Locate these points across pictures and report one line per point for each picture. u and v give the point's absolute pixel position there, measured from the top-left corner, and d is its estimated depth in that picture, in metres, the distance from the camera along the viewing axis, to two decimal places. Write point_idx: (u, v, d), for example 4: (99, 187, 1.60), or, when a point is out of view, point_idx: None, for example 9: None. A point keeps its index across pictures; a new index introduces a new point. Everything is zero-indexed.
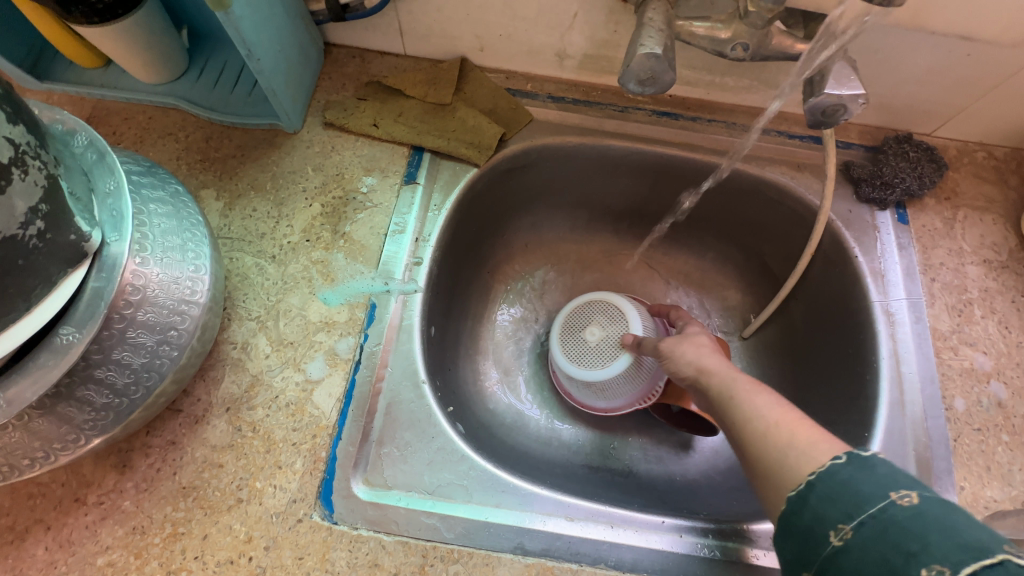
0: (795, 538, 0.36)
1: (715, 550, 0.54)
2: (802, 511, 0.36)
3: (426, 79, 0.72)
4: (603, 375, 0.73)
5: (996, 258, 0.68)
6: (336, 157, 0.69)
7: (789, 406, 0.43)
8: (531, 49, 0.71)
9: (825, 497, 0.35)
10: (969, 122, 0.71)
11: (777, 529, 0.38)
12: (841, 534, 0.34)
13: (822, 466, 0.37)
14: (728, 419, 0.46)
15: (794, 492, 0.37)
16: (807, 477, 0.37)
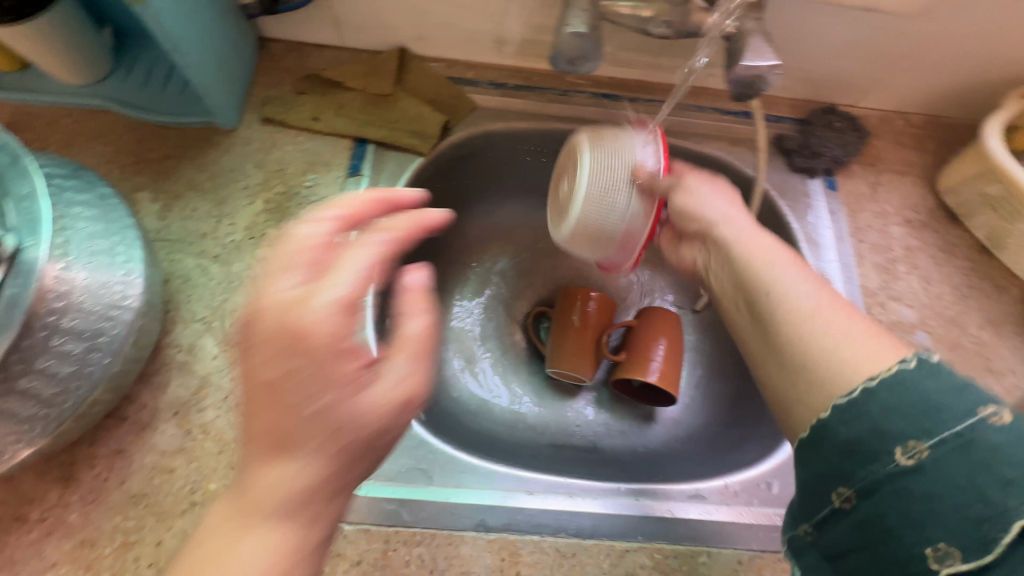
0: (841, 451, 0.36)
1: (668, 510, 0.56)
2: (857, 423, 0.35)
3: (366, 71, 0.71)
4: (584, 217, 0.57)
5: (917, 218, 0.73)
6: (278, 153, 0.68)
7: (820, 279, 0.47)
8: (470, 37, 0.72)
9: (890, 410, 0.35)
10: (887, 92, 0.75)
11: (811, 435, 0.38)
12: (914, 454, 0.34)
13: (885, 370, 0.36)
14: (755, 286, 0.49)
15: (847, 400, 0.37)
16: (863, 380, 0.37)
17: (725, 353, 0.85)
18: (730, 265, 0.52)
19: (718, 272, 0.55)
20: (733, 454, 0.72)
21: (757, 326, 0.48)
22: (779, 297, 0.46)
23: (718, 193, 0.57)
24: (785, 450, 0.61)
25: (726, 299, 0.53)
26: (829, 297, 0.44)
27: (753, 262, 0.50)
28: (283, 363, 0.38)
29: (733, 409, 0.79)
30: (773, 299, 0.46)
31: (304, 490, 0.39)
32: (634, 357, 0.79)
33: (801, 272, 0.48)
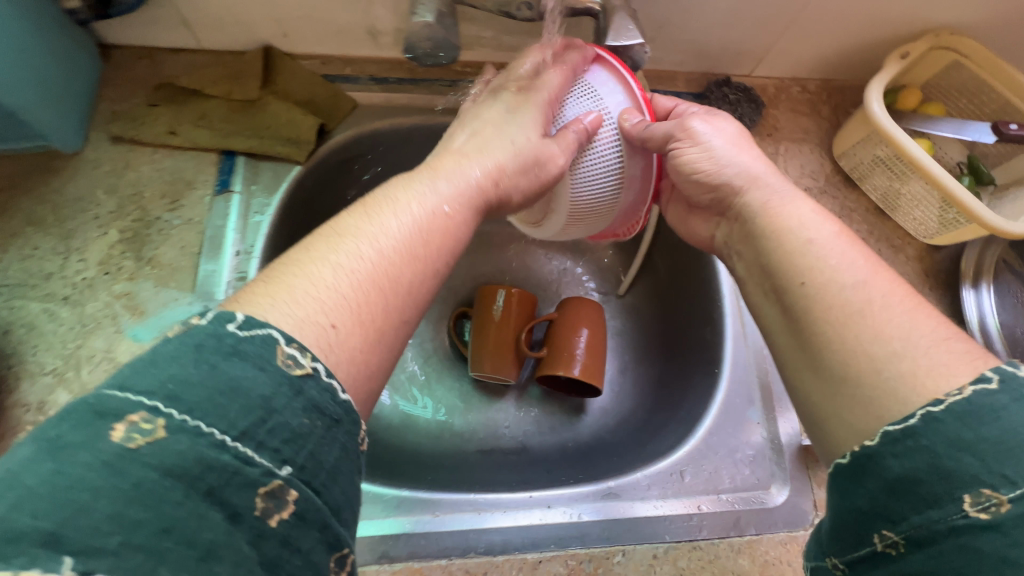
0: (888, 487, 0.30)
1: (571, 515, 0.54)
2: (915, 455, 0.30)
3: (227, 75, 0.65)
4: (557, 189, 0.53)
5: (816, 185, 0.73)
6: (132, 175, 0.61)
7: (877, 264, 0.40)
8: (338, 29, 0.65)
9: (958, 446, 0.29)
10: (780, 60, 0.74)
11: (852, 463, 0.33)
12: (987, 505, 0.27)
13: (956, 394, 0.30)
14: (794, 274, 0.42)
15: (900, 427, 0.31)
16: (924, 404, 0.31)
17: (648, 337, 0.80)
18: (761, 245, 0.46)
19: (740, 247, 0.50)
20: (651, 443, 0.66)
21: (788, 315, 0.42)
22: (819, 284, 0.40)
23: (737, 145, 0.51)
24: (696, 440, 0.61)
25: (749, 280, 0.48)
26: (883, 278, 0.39)
27: (785, 238, 0.44)
28: (500, 115, 0.49)
29: (658, 392, 0.74)
30: (810, 287, 0.41)
31: (444, 208, 0.43)
32: (554, 352, 0.75)
33: (846, 243, 0.42)
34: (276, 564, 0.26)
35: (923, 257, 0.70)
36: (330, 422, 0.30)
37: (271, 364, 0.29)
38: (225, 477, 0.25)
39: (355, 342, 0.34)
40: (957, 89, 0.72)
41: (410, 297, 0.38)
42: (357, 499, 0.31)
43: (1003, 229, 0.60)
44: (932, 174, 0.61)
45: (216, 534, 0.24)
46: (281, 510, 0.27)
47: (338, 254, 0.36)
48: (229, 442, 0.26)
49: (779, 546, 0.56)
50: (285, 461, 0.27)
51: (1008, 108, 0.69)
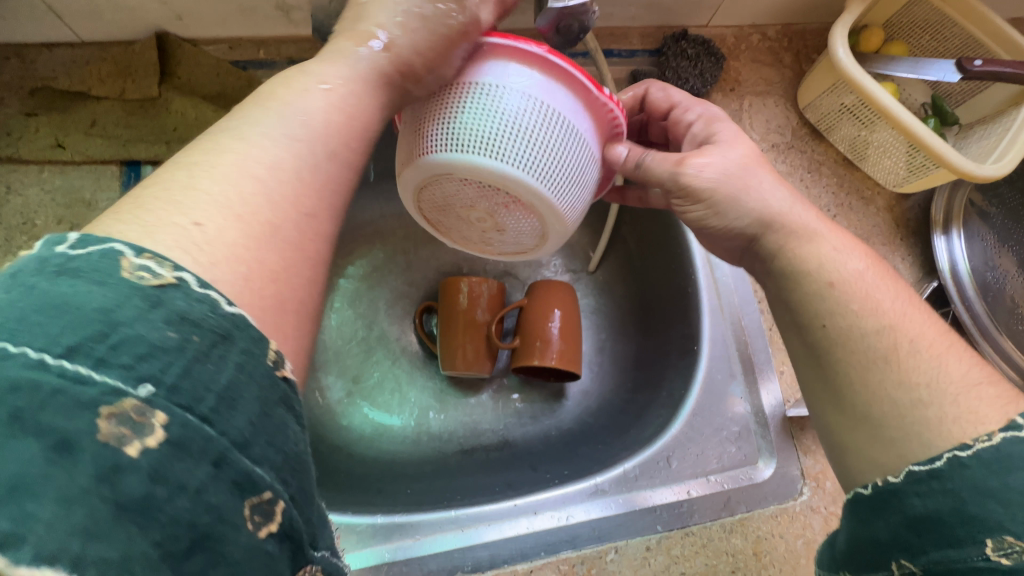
0: (908, 525, 0.28)
1: (559, 519, 0.54)
2: (937, 496, 0.28)
3: (116, 70, 0.56)
4: (486, 133, 0.37)
5: (782, 141, 0.69)
6: (17, 200, 0.53)
7: (905, 300, 0.36)
8: (243, 7, 0.56)
9: (984, 492, 0.26)
10: (738, 7, 0.69)
11: (876, 497, 0.31)
12: (1010, 552, 0.25)
13: (985, 440, 0.28)
14: (803, 315, 0.38)
15: (925, 468, 0.29)
16: (950, 447, 0.29)
17: (625, 312, 0.74)
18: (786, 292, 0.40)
19: (764, 280, 0.43)
20: (635, 427, 0.63)
21: (808, 357, 0.38)
22: (841, 329, 0.36)
23: (754, 181, 0.42)
24: (679, 425, 0.59)
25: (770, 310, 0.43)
26: (877, 284, 0.37)
27: (803, 284, 0.39)
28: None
29: (638, 370, 0.69)
30: (831, 331, 0.36)
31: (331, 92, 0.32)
32: (528, 340, 0.68)
33: (876, 279, 0.37)
34: (146, 510, 0.17)
35: (893, 207, 0.69)
36: (213, 337, 0.20)
37: (114, 277, 0.20)
38: (44, 400, 0.17)
39: (240, 243, 0.24)
40: (919, 26, 0.69)
41: (308, 188, 0.29)
42: (282, 434, 0.21)
43: (971, 172, 0.58)
44: (899, 120, 0.58)
45: (29, 465, 0.16)
46: (144, 436, 0.18)
47: (206, 155, 0.27)
48: (52, 361, 0.17)
49: (770, 520, 0.55)
50: (144, 379, 0.18)
51: (970, 42, 0.67)
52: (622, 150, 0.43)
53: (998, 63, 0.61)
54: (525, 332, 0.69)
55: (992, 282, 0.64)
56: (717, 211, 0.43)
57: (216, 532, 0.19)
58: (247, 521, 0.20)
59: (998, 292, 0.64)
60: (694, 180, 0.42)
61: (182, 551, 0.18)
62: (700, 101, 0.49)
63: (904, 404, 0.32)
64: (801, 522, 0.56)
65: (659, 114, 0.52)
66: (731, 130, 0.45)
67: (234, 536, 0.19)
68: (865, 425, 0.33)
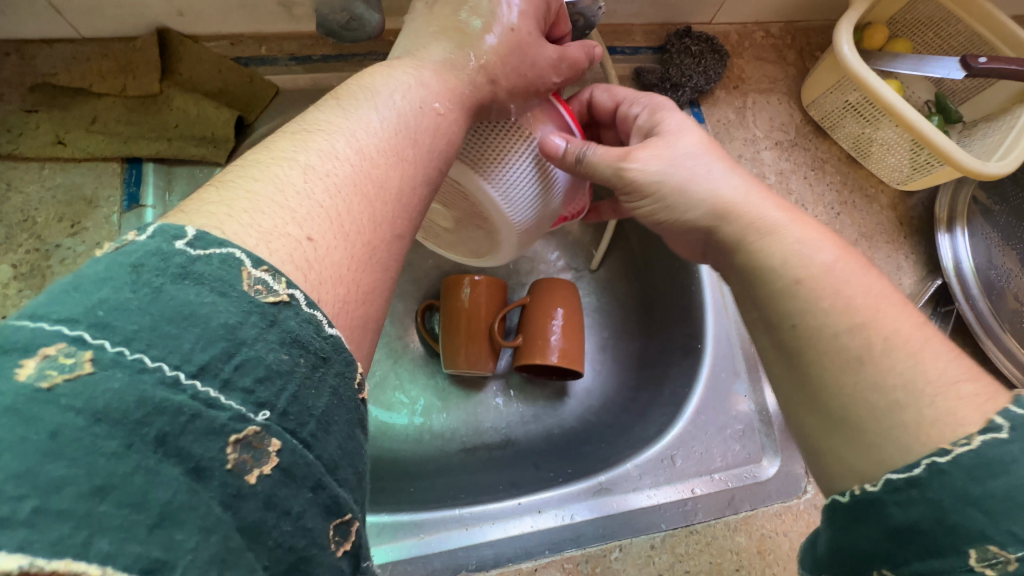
0: (890, 534, 0.28)
1: (561, 517, 0.54)
2: (918, 505, 0.27)
3: (117, 67, 0.55)
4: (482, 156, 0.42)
5: (786, 138, 0.69)
6: (18, 198, 0.53)
7: (882, 293, 0.36)
8: (245, 3, 0.56)
9: (966, 500, 0.25)
10: (742, 4, 0.68)
11: (854, 505, 0.30)
12: (994, 562, 0.25)
13: (964, 444, 0.27)
14: (775, 312, 0.38)
15: (903, 476, 0.28)
16: (929, 452, 0.28)
17: (627, 310, 0.74)
18: (751, 288, 0.40)
19: (728, 276, 0.43)
20: (638, 426, 0.63)
21: (783, 355, 0.38)
22: (811, 328, 0.35)
23: (704, 171, 0.43)
24: (685, 424, 0.59)
25: (738, 305, 0.43)
26: (849, 279, 0.36)
27: (769, 280, 0.38)
28: None
29: (640, 369, 0.69)
30: (801, 330, 0.36)
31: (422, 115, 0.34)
32: (531, 339, 0.67)
33: (848, 271, 0.37)
34: (258, 535, 0.18)
35: (896, 205, 0.69)
36: (316, 360, 0.22)
37: (234, 290, 0.21)
38: (182, 423, 0.17)
39: (342, 262, 0.25)
40: (923, 23, 0.69)
41: (397, 205, 0.30)
42: (357, 454, 0.23)
43: (978, 171, 0.58)
44: (907, 118, 0.58)
45: (175, 494, 0.17)
46: (262, 464, 0.19)
47: (302, 159, 0.27)
48: (185, 379, 0.18)
49: (774, 518, 0.55)
50: (262, 404, 0.19)
51: (975, 39, 0.66)
52: (560, 142, 0.43)
53: (1003, 61, 0.60)
54: (527, 331, 0.69)
55: (996, 280, 0.64)
56: (670, 205, 0.43)
57: (308, 555, 0.20)
58: (331, 542, 0.21)
59: (1001, 290, 0.64)
60: (637, 174, 0.43)
61: (282, 571, 0.19)
62: (643, 94, 0.50)
63: (880, 406, 0.31)
64: (805, 520, 0.56)
65: (605, 115, 0.52)
66: (676, 120, 0.45)
67: (323, 556, 0.20)
68: (843, 429, 0.33)
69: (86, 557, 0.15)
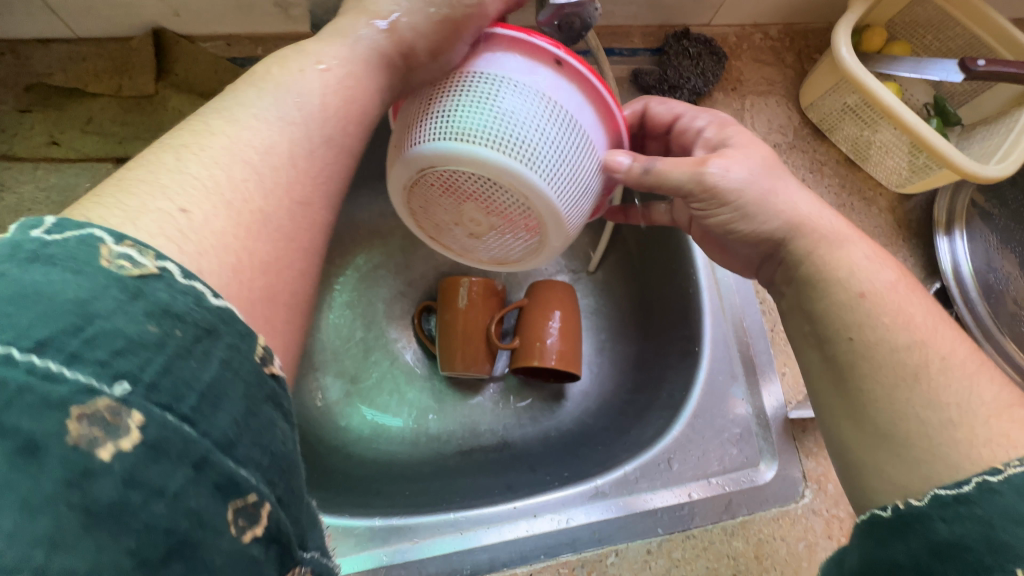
0: (930, 549, 0.27)
1: (558, 522, 0.53)
2: (964, 521, 0.26)
3: (112, 67, 0.55)
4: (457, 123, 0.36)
5: (784, 140, 0.69)
6: (12, 198, 0.53)
7: (936, 314, 0.35)
8: (241, 3, 0.55)
9: (1014, 518, 0.25)
10: (740, 7, 0.68)
11: (897, 520, 0.29)
12: None
13: (1018, 467, 0.27)
14: (824, 328, 0.38)
15: (952, 492, 0.28)
16: (980, 472, 0.28)
17: (625, 313, 0.74)
18: (809, 303, 0.39)
19: (784, 289, 0.43)
20: (635, 428, 0.63)
21: (830, 370, 0.37)
22: (868, 342, 0.35)
23: (778, 186, 0.41)
24: (681, 426, 0.59)
25: (788, 319, 0.42)
26: (911, 299, 0.36)
27: (832, 294, 0.38)
28: None
29: (637, 371, 0.69)
30: (859, 344, 0.35)
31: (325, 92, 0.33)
32: (528, 341, 0.67)
33: (909, 292, 0.37)
34: (119, 516, 0.18)
35: (895, 208, 0.68)
36: (197, 332, 0.21)
37: (92, 266, 0.20)
38: (11, 399, 0.17)
39: (226, 234, 0.26)
40: (921, 26, 0.68)
41: (294, 181, 0.30)
42: (268, 433, 0.22)
43: (977, 174, 0.58)
44: (904, 121, 0.57)
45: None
46: (116, 439, 0.18)
47: (216, 133, 0.29)
48: (21, 356, 0.17)
49: (771, 523, 0.55)
50: (119, 377, 0.19)
51: (973, 42, 0.66)
52: (624, 159, 0.40)
53: (1002, 63, 0.60)
54: (523, 333, 0.68)
55: (995, 283, 0.64)
56: (750, 219, 0.41)
57: (194, 539, 0.19)
58: (229, 525, 0.20)
59: (1002, 293, 0.64)
60: (717, 181, 0.41)
61: (158, 556, 0.18)
62: (703, 109, 0.48)
63: (933, 424, 0.31)
64: (803, 525, 0.55)
65: (660, 129, 0.51)
66: (744, 135, 0.44)
67: (212, 545, 0.19)
68: (887, 445, 0.33)
69: None
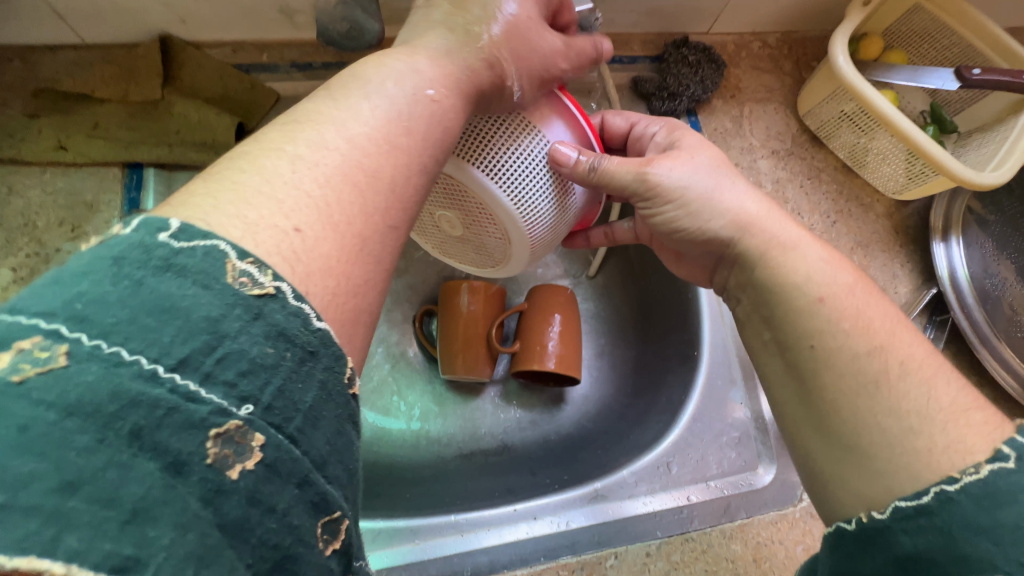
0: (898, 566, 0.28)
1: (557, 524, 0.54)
2: (927, 533, 0.28)
3: (120, 73, 0.56)
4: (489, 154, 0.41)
5: (783, 147, 0.70)
6: (19, 202, 0.53)
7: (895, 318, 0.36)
8: (247, 9, 0.56)
9: (974, 529, 0.26)
10: (739, 15, 0.69)
11: (862, 533, 0.31)
12: None
13: (971, 473, 0.28)
14: (791, 332, 0.38)
15: (912, 503, 0.29)
16: (938, 480, 0.29)
17: (625, 317, 0.74)
18: (768, 309, 0.40)
19: (739, 293, 0.44)
20: (635, 431, 0.63)
21: (794, 377, 0.38)
22: (830, 349, 0.35)
23: (723, 185, 0.42)
24: (680, 430, 0.59)
25: (747, 324, 0.43)
26: (869, 303, 0.37)
27: (791, 298, 0.38)
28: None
29: (637, 375, 0.70)
30: (820, 352, 0.36)
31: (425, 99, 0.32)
32: (529, 345, 0.68)
33: (867, 296, 0.37)
34: (241, 532, 0.18)
35: (893, 214, 0.69)
36: (304, 354, 0.21)
37: (218, 281, 0.20)
38: (157, 417, 0.17)
39: (331, 254, 0.24)
40: (917, 35, 0.69)
41: (395, 192, 0.29)
42: (348, 450, 0.22)
43: (974, 182, 0.58)
44: (903, 129, 0.58)
45: (148, 489, 0.16)
46: (244, 460, 0.18)
47: (296, 142, 0.26)
48: (164, 373, 0.18)
49: (770, 526, 0.55)
50: (244, 399, 0.19)
51: (969, 50, 0.67)
52: (572, 153, 0.42)
53: (997, 72, 0.61)
54: (523, 336, 0.69)
55: (991, 288, 0.64)
56: (693, 218, 0.42)
57: (294, 553, 0.19)
58: (319, 539, 0.20)
59: (997, 299, 0.64)
60: (661, 181, 0.42)
61: (266, 569, 0.18)
62: (657, 118, 0.50)
63: (894, 433, 0.32)
64: (801, 528, 0.56)
65: (617, 140, 0.53)
66: (693, 139, 0.46)
67: (310, 555, 0.20)
68: (851, 455, 0.33)
69: (50, 553, 0.14)
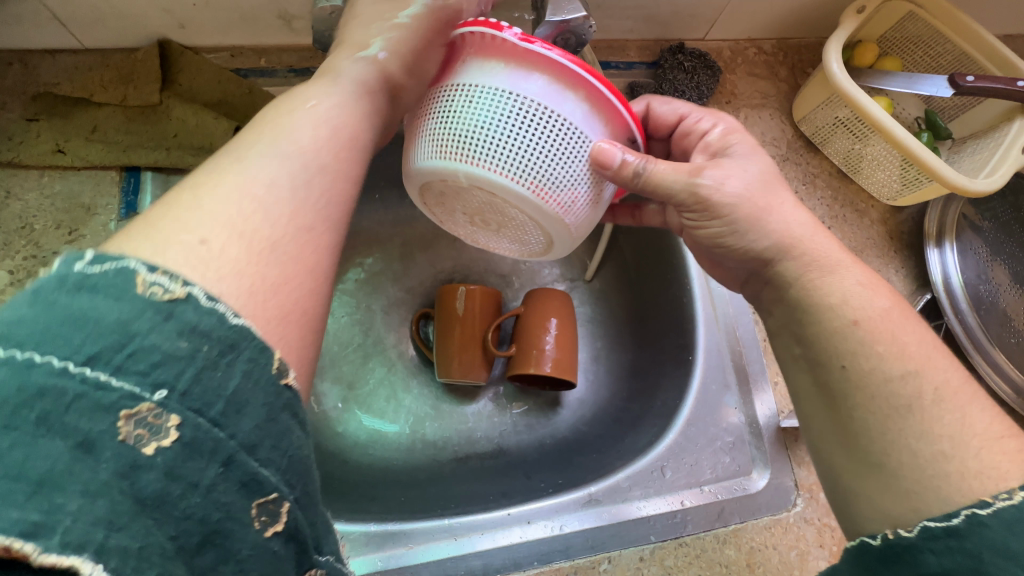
0: None
1: (552, 527, 0.54)
2: (954, 554, 0.27)
3: (119, 78, 0.56)
4: (465, 136, 0.36)
5: (777, 153, 0.70)
6: (17, 205, 0.53)
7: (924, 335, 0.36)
8: (245, 15, 0.57)
9: (1004, 553, 0.26)
10: (735, 22, 0.70)
11: (885, 550, 0.31)
12: None
13: (1006, 498, 0.28)
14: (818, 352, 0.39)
15: (941, 524, 0.29)
16: (970, 504, 0.29)
17: (622, 321, 0.74)
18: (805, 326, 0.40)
19: (772, 307, 0.44)
20: (630, 434, 0.63)
21: (824, 397, 0.38)
22: (861, 370, 0.36)
23: (773, 200, 0.42)
24: (673, 434, 0.59)
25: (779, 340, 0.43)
26: (904, 325, 0.37)
27: (824, 318, 0.39)
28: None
29: (632, 379, 0.70)
30: (851, 372, 0.36)
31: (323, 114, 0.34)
32: (524, 349, 0.68)
33: (902, 317, 0.37)
34: (162, 505, 0.19)
35: (887, 220, 0.69)
36: (223, 347, 0.21)
37: (129, 288, 0.21)
38: (64, 403, 0.18)
39: (240, 259, 0.25)
40: (911, 43, 0.70)
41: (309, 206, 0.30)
42: (286, 438, 0.22)
43: (966, 186, 0.59)
44: (894, 134, 0.58)
45: (54, 464, 0.17)
46: (159, 438, 0.19)
47: (200, 173, 0.29)
48: (74, 368, 0.18)
49: (763, 531, 0.56)
50: (159, 385, 0.20)
51: (962, 58, 0.68)
52: (617, 153, 0.38)
53: (991, 79, 0.62)
54: (518, 339, 0.69)
55: (985, 295, 0.65)
56: (742, 232, 0.42)
57: (225, 528, 0.20)
58: (253, 519, 0.21)
59: (992, 306, 0.65)
60: (712, 193, 0.41)
61: (193, 544, 0.19)
62: (708, 112, 0.48)
63: (925, 456, 0.32)
64: (794, 533, 0.56)
65: (663, 130, 0.50)
66: (745, 145, 0.44)
67: (242, 532, 0.20)
68: (880, 473, 0.34)
69: None
